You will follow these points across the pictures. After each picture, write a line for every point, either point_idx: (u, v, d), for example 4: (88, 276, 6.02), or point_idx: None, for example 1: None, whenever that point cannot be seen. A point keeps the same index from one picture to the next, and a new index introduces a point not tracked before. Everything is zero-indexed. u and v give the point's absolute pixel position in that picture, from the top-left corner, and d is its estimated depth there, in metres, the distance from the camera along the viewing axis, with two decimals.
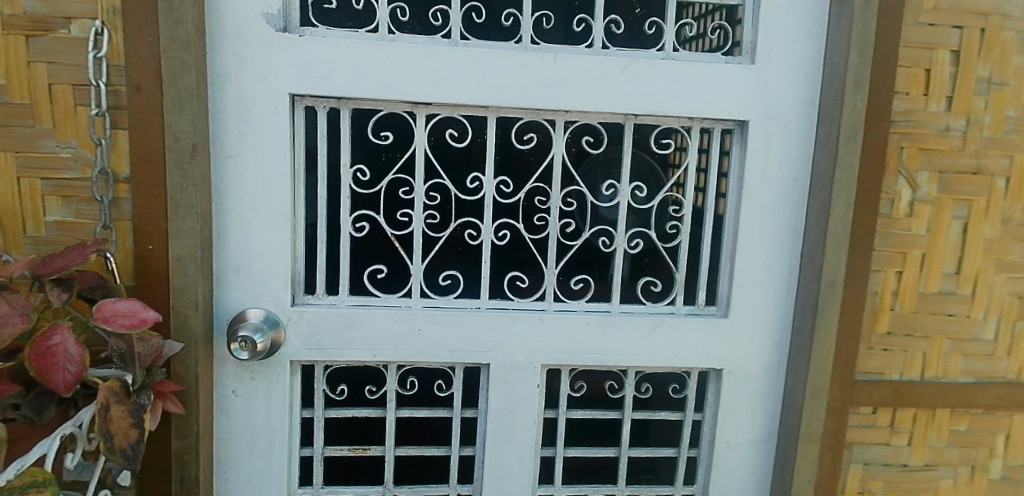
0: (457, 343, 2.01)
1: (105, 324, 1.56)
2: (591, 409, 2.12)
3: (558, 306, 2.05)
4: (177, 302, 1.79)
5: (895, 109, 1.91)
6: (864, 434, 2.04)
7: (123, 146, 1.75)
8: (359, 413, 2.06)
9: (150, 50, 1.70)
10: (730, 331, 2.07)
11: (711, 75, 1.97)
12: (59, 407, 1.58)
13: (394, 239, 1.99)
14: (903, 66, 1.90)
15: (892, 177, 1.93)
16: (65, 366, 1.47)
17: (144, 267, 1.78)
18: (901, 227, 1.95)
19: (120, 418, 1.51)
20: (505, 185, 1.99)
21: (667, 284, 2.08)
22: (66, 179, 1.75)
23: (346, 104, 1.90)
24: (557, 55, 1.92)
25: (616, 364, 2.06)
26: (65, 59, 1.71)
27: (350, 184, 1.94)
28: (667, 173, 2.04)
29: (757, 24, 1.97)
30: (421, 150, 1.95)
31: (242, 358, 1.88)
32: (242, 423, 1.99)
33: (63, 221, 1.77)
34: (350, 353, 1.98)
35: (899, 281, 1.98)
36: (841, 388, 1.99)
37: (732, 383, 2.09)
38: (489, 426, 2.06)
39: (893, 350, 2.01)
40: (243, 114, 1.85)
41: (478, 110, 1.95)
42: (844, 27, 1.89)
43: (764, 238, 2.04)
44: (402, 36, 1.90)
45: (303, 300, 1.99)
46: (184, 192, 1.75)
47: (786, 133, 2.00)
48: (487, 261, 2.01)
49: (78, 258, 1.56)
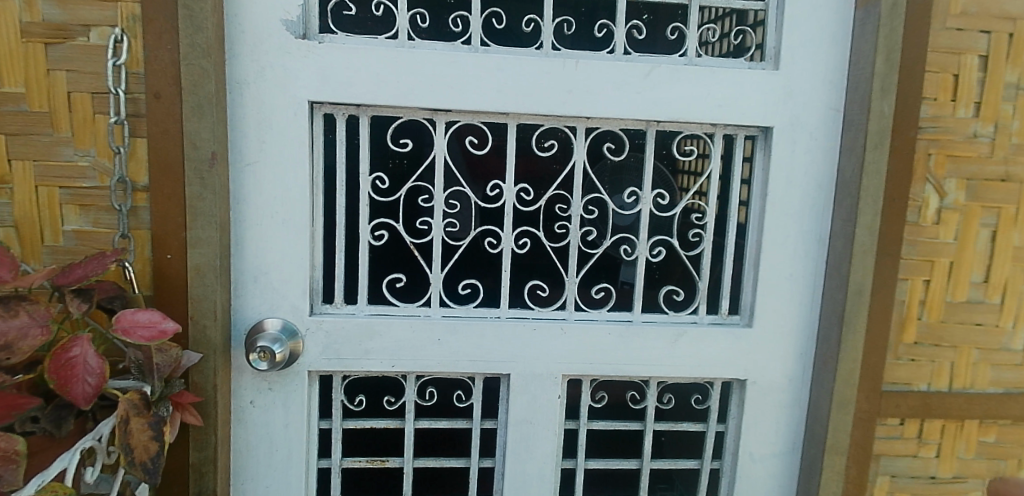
0: (477, 353, 1.98)
1: (125, 335, 1.53)
2: (612, 420, 2.09)
3: (579, 315, 2.02)
4: (196, 312, 1.77)
5: (923, 116, 1.88)
6: (892, 446, 2.01)
7: (141, 154, 1.72)
8: (377, 424, 2.03)
9: (170, 57, 1.68)
10: (753, 341, 2.04)
11: (735, 81, 1.94)
12: (77, 420, 1.56)
13: (413, 248, 1.96)
14: (930, 72, 1.87)
15: (920, 184, 1.90)
16: (85, 379, 1.44)
17: (161, 276, 1.75)
18: (929, 235, 1.92)
19: (140, 431, 1.49)
20: (525, 193, 1.97)
21: (689, 293, 2.06)
22: (84, 187, 1.73)
23: (366, 111, 1.89)
24: (578, 61, 1.90)
25: (638, 374, 2.04)
26: (84, 67, 1.69)
27: (369, 192, 1.92)
28: (685, 182, 2.01)
29: (781, 29, 1.95)
30: (441, 158, 1.93)
31: (261, 369, 1.85)
32: (260, 434, 1.96)
33: (82, 230, 1.75)
34: (369, 363, 1.96)
35: (927, 289, 1.94)
36: (868, 399, 1.96)
37: (756, 393, 2.07)
38: (510, 436, 2.03)
39: (921, 360, 1.97)
40: (263, 122, 1.84)
41: (499, 117, 1.93)
42: (870, 32, 1.87)
43: (789, 246, 2.00)
44: (421, 43, 1.88)
45: (321, 310, 1.96)
46: (204, 201, 1.73)
47: (811, 140, 1.97)
48: (507, 269, 1.98)
49: (98, 268, 1.54)
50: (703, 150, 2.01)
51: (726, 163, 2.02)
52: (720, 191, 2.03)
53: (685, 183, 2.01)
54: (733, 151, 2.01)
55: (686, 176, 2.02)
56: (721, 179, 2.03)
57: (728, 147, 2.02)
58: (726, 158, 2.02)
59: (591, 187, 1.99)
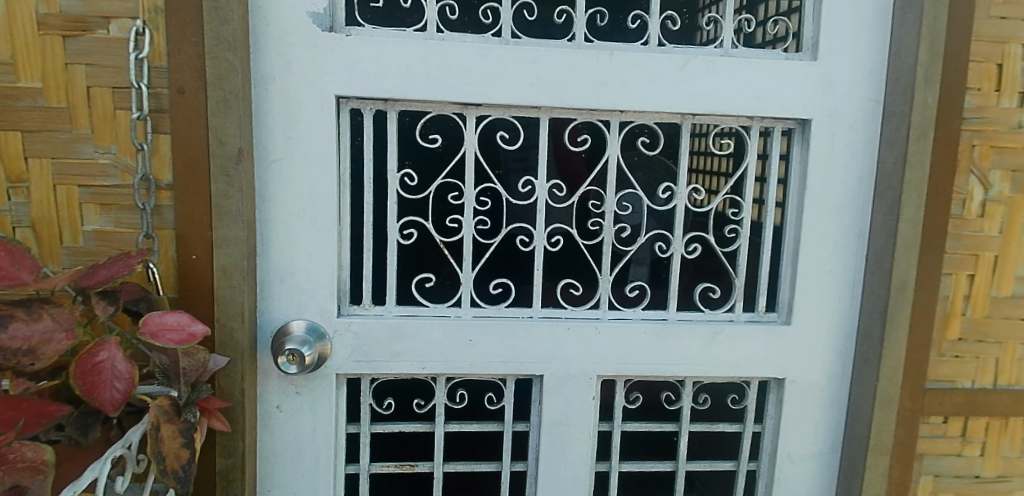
0: (510, 354, 1.92)
1: (153, 339, 1.47)
2: (646, 421, 2.04)
3: (613, 314, 1.97)
4: (222, 315, 1.71)
5: (967, 106, 1.83)
6: (935, 445, 1.96)
7: (165, 151, 1.66)
8: (406, 428, 1.97)
9: (194, 50, 1.62)
10: (791, 340, 1.99)
11: (772, 73, 1.89)
12: (103, 427, 1.49)
13: (442, 246, 1.91)
14: (974, 61, 1.82)
15: (964, 176, 1.85)
16: (114, 385, 1.38)
17: (186, 278, 1.69)
18: (973, 228, 1.88)
19: (170, 439, 1.42)
20: (558, 190, 1.91)
21: (726, 291, 2.00)
22: (105, 186, 1.67)
23: (393, 106, 1.83)
24: (613, 52, 1.84)
25: (674, 374, 1.98)
26: (104, 61, 1.63)
27: (398, 189, 1.87)
28: (713, 184, 1.97)
29: (819, 19, 1.90)
30: (471, 153, 1.87)
31: (290, 373, 1.78)
32: (286, 440, 1.90)
33: (102, 230, 1.68)
34: (398, 366, 1.90)
35: (970, 284, 1.90)
36: (912, 397, 1.91)
37: (795, 393, 2.01)
38: (543, 439, 1.98)
39: (965, 357, 1.92)
40: (288, 117, 1.78)
41: (531, 111, 1.87)
42: (913, 21, 1.82)
43: (827, 241, 1.96)
44: (451, 35, 1.82)
45: (349, 311, 1.90)
46: (230, 200, 1.67)
47: (850, 132, 1.93)
48: (540, 268, 1.93)
49: (123, 269, 1.48)
50: (737, 145, 1.96)
51: (762, 158, 1.97)
52: (755, 188, 1.99)
53: (713, 184, 1.97)
54: (769, 147, 1.96)
55: (714, 176, 1.97)
56: (757, 174, 1.98)
57: (763, 143, 1.97)
58: (762, 153, 1.97)
59: (625, 182, 1.93)
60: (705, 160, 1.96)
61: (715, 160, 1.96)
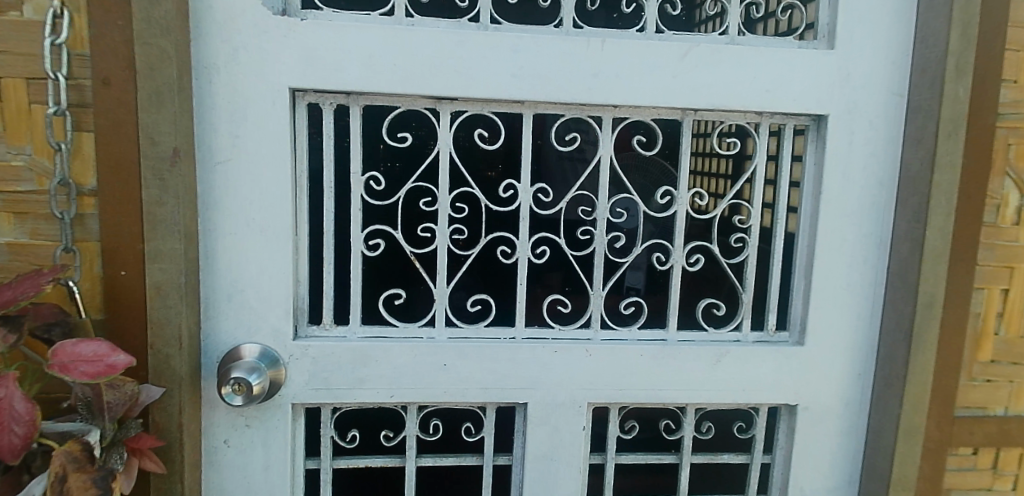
0: (490, 380, 1.71)
1: (65, 373, 1.25)
2: (643, 453, 1.83)
3: (605, 334, 1.76)
4: (157, 340, 1.49)
5: (1002, 101, 1.64)
6: (964, 480, 1.76)
7: (89, 152, 1.44)
8: (373, 462, 1.77)
9: (121, 35, 1.40)
10: (804, 362, 1.80)
11: (784, 64, 1.69)
12: (7, 474, 1.27)
13: (413, 259, 1.69)
14: (1010, 50, 1.62)
15: (998, 178, 1.66)
16: (11, 428, 1.16)
17: (115, 297, 1.47)
18: (1008, 237, 1.68)
19: (81, 491, 1.21)
20: (543, 195, 1.70)
21: (731, 307, 1.80)
22: (19, 192, 1.45)
23: (356, 100, 1.61)
24: (605, 40, 1.63)
25: (674, 401, 1.77)
26: (16, 47, 1.40)
27: (362, 194, 1.65)
28: (715, 189, 1.78)
29: (836, 4, 1.70)
30: (446, 153, 1.66)
31: (235, 404, 1.55)
32: (237, 478, 1.69)
33: (17, 243, 1.46)
34: (363, 394, 1.68)
35: (1005, 300, 1.70)
36: (939, 427, 1.71)
37: (808, 420, 1.82)
38: (527, 475, 1.77)
39: (999, 381, 1.73)
40: (234, 113, 1.55)
41: (513, 106, 1.65)
42: (942, 4, 1.62)
43: (844, 252, 1.75)
44: (422, 20, 1.60)
45: (308, 332, 1.69)
46: (164, 208, 1.45)
47: (869, 130, 1.72)
48: (524, 283, 1.72)
49: (30, 289, 1.25)
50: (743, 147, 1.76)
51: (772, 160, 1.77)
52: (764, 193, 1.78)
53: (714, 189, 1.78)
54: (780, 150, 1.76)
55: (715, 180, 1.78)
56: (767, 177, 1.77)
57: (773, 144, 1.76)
58: (773, 154, 1.77)
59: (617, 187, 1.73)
60: (707, 162, 1.77)
61: (717, 162, 1.77)
